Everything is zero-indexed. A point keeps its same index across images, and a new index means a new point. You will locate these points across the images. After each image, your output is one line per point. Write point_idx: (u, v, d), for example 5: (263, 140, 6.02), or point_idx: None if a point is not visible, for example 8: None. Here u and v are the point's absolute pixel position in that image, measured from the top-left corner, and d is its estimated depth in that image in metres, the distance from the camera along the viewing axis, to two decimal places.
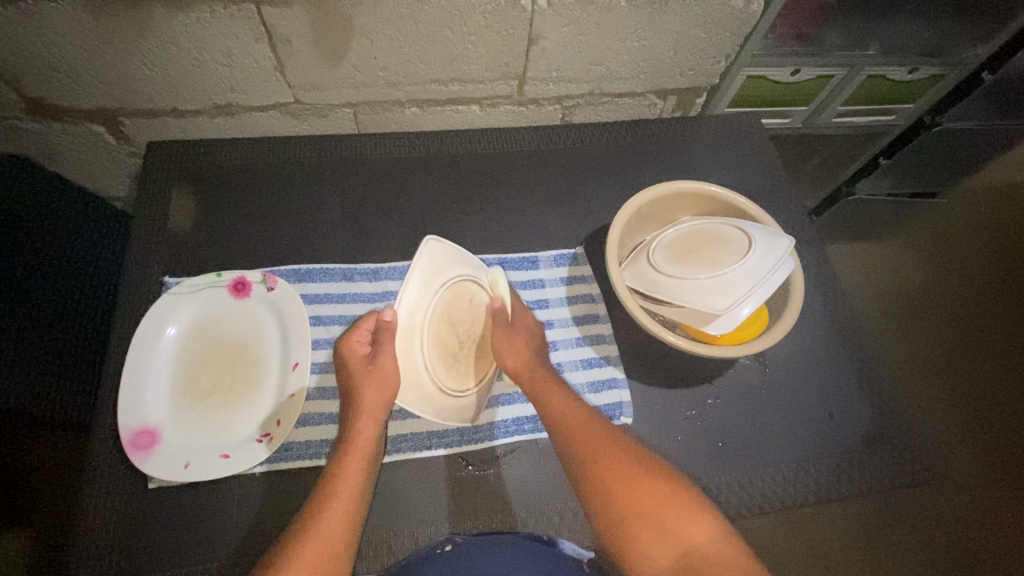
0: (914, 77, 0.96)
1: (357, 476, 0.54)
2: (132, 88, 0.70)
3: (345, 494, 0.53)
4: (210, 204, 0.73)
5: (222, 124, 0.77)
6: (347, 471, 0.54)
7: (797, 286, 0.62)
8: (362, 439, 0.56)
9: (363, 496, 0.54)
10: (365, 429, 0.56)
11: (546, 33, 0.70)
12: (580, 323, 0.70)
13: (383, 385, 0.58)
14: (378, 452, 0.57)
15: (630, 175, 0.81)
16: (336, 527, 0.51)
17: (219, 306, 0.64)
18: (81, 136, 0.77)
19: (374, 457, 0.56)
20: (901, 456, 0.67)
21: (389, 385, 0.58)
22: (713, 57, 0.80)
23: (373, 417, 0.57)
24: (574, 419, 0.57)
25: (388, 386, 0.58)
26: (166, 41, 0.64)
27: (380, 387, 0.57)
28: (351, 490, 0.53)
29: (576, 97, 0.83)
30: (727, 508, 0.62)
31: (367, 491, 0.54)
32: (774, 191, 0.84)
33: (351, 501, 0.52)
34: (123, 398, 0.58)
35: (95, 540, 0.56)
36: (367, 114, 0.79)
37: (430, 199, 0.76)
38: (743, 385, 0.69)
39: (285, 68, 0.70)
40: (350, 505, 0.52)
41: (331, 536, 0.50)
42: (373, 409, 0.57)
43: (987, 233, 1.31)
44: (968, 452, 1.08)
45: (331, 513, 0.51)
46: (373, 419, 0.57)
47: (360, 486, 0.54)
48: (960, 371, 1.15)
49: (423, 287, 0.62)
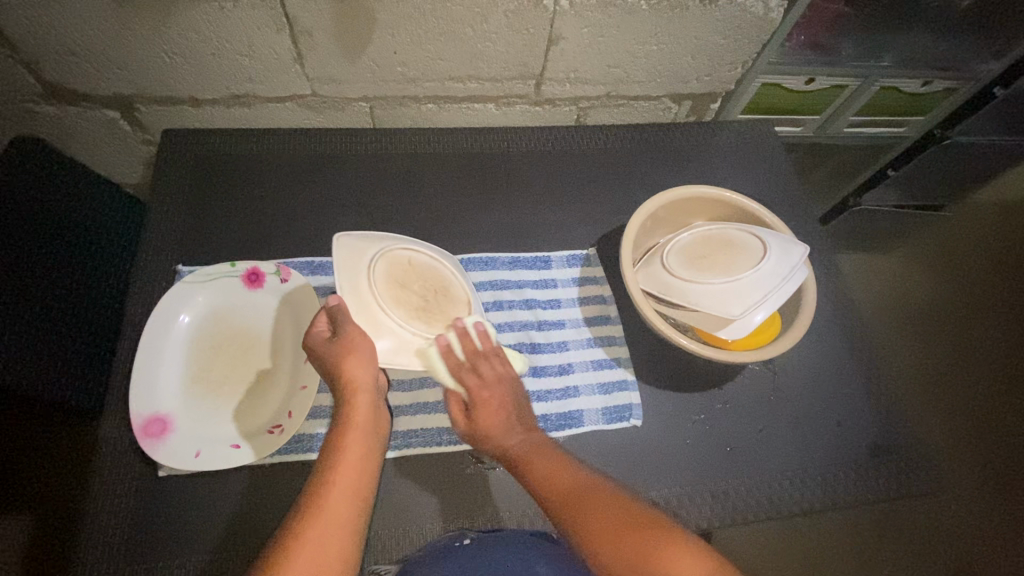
0: (927, 90, 0.97)
1: (359, 449, 0.53)
2: (153, 75, 0.70)
3: (349, 469, 0.52)
4: (224, 193, 0.73)
5: (239, 113, 0.77)
6: (349, 449, 0.53)
7: (811, 294, 0.62)
8: (356, 413, 0.55)
9: (369, 469, 0.53)
10: (355, 403, 0.55)
11: (566, 34, 0.71)
12: (591, 324, 0.70)
13: (360, 357, 0.54)
14: (377, 423, 0.56)
15: (643, 177, 0.81)
16: (346, 504, 0.50)
17: (231, 295, 0.64)
18: (96, 121, 0.77)
19: (372, 429, 0.55)
20: (908, 465, 0.68)
21: (365, 356, 0.54)
22: (730, 63, 0.80)
23: (365, 390, 0.55)
24: (550, 468, 0.54)
25: (365, 359, 0.54)
26: (187, 29, 0.64)
27: (357, 359, 0.54)
28: (354, 465, 0.52)
29: (592, 99, 0.83)
30: (737, 514, 0.63)
31: (372, 463, 0.53)
32: (786, 199, 0.84)
33: (356, 476, 0.52)
34: (137, 385, 0.58)
35: (106, 528, 0.55)
36: (383, 109, 0.80)
37: (445, 194, 0.76)
38: (752, 390, 0.69)
39: (304, 60, 0.70)
40: (356, 479, 0.52)
41: (342, 511, 0.49)
42: (361, 382, 0.55)
43: (990, 247, 1.32)
44: (967, 463, 1.08)
45: (336, 490, 0.50)
46: (362, 391, 0.55)
47: (362, 460, 0.53)
48: (964, 382, 1.16)
49: (352, 273, 0.56)
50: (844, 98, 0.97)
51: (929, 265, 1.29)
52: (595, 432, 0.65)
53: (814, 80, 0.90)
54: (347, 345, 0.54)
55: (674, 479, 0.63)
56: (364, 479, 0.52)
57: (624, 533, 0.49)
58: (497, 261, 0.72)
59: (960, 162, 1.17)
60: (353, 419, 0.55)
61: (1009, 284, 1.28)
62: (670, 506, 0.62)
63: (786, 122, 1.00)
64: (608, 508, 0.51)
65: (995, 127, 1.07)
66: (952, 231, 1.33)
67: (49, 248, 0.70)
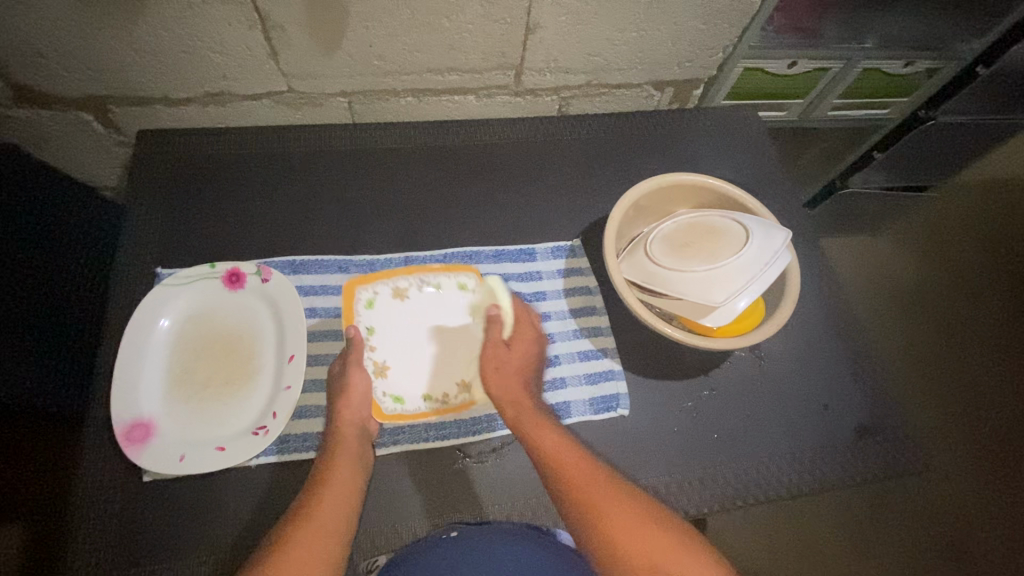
0: (910, 70, 0.99)
1: (347, 472, 0.54)
2: (123, 76, 0.69)
3: (336, 488, 0.53)
4: (201, 194, 0.72)
5: (215, 111, 0.76)
6: (336, 471, 0.54)
7: (796, 279, 0.62)
8: (345, 439, 0.56)
9: (354, 491, 0.54)
10: (346, 430, 0.57)
11: (544, 23, 0.70)
12: (576, 315, 0.70)
13: (360, 390, 0.59)
14: (365, 451, 0.57)
15: (627, 166, 0.81)
16: (332, 520, 0.51)
17: (212, 298, 0.64)
18: (69, 124, 0.76)
19: (360, 455, 0.56)
20: (897, 445, 0.68)
21: (362, 389, 0.59)
22: (711, 48, 0.79)
23: (353, 419, 0.57)
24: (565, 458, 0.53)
25: (360, 391, 0.59)
26: (157, 26, 0.63)
27: (355, 391, 0.59)
28: (340, 486, 0.53)
29: (574, 88, 0.82)
30: (724, 501, 0.63)
31: (358, 487, 0.54)
32: (771, 184, 0.84)
33: (342, 495, 0.53)
34: (118, 389, 0.57)
35: (91, 534, 0.55)
36: (363, 104, 0.79)
37: (427, 188, 0.76)
38: (739, 377, 0.69)
39: (279, 56, 0.69)
40: (342, 499, 0.52)
41: (327, 525, 0.50)
42: (355, 410, 0.58)
43: (978, 226, 1.32)
44: (959, 442, 1.09)
45: (323, 507, 0.51)
46: (353, 419, 0.57)
47: (349, 480, 0.54)
48: (955, 362, 1.17)
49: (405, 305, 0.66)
50: (827, 81, 0.97)
51: (917, 246, 1.30)
52: (582, 423, 0.65)
53: (797, 63, 0.89)
54: (344, 381, 0.59)
55: (662, 467, 0.63)
56: (349, 500, 0.53)
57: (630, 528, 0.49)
58: (482, 254, 0.72)
59: (946, 142, 1.17)
60: (341, 443, 0.56)
61: (997, 262, 1.28)
62: (660, 494, 0.62)
63: (770, 106, 1.00)
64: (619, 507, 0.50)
65: (979, 106, 1.07)
66: (940, 212, 1.33)
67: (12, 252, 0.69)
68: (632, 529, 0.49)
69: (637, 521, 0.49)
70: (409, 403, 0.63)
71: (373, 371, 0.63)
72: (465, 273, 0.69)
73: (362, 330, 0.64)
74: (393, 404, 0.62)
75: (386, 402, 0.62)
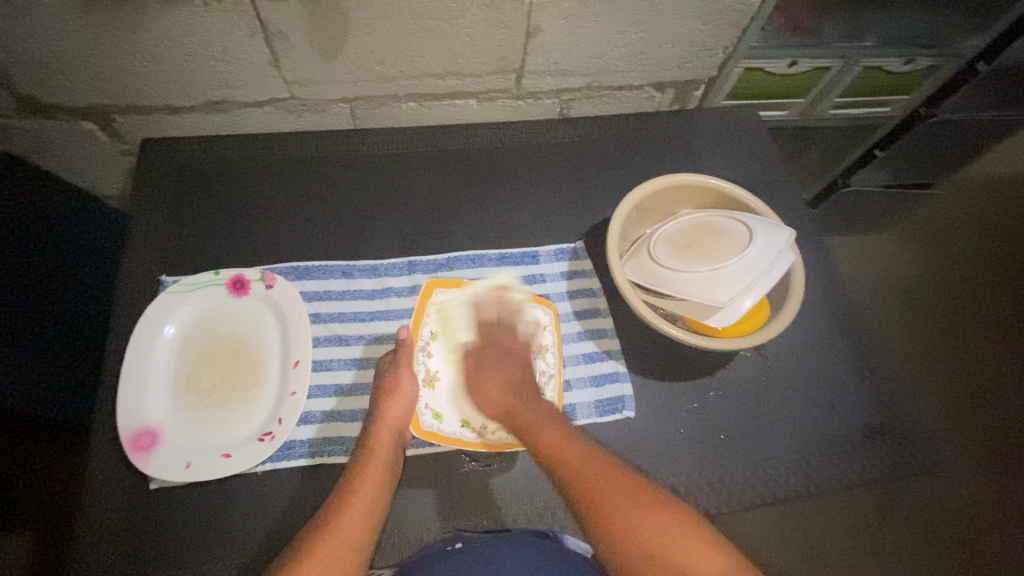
0: (909, 68, 0.98)
1: (376, 481, 0.54)
2: (126, 84, 0.69)
3: (365, 496, 0.52)
4: (204, 202, 0.72)
5: (218, 119, 0.76)
6: (367, 479, 0.53)
7: (798, 279, 0.62)
8: (379, 446, 0.56)
9: (381, 497, 0.53)
10: (381, 437, 0.56)
11: (544, 26, 0.70)
12: (581, 318, 0.70)
13: (404, 396, 0.59)
14: (397, 458, 0.57)
15: (628, 167, 0.81)
16: (358, 529, 0.50)
17: (217, 304, 0.64)
18: (73, 133, 0.76)
19: (392, 464, 0.56)
20: (904, 444, 0.68)
21: (407, 395, 0.59)
22: (712, 49, 0.80)
23: (390, 425, 0.57)
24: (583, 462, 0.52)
25: (406, 395, 0.59)
26: (160, 36, 0.64)
27: (400, 397, 0.58)
28: (369, 493, 0.53)
29: (574, 90, 0.82)
30: (732, 502, 0.62)
31: (386, 494, 0.54)
32: (773, 184, 0.84)
33: (371, 503, 0.52)
34: (125, 397, 0.57)
35: (99, 543, 0.55)
36: (364, 109, 0.79)
37: (429, 192, 0.76)
38: (744, 377, 0.69)
39: (280, 63, 0.69)
40: (370, 508, 0.52)
41: (351, 531, 0.50)
42: (391, 418, 0.57)
43: (981, 224, 1.32)
44: (964, 441, 1.09)
45: (349, 515, 0.51)
46: (390, 426, 0.57)
47: (378, 489, 0.53)
48: (959, 360, 1.16)
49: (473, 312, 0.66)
50: (829, 79, 0.97)
51: (919, 244, 1.29)
52: (588, 426, 0.64)
53: (797, 62, 0.89)
54: (394, 383, 0.59)
55: (668, 468, 0.63)
56: (375, 510, 0.52)
57: (635, 513, 0.48)
58: (485, 258, 0.72)
59: (948, 139, 1.16)
60: (375, 450, 0.55)
61: (1000, 259, 1.28)
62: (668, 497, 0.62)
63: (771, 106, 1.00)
64: (623, 499, 0.49)
65: (979, 103, 1.07)
66: (941, 209, 1.33)
67: (12, 260, 0.68)
68: (621, 509, 0.49)
69: (640, 505, 0.49)
70: (446, 422, 0.62)
71: (423, 379, 0.63)
72: (542, 307, 0.67)
73: (426, 333, 0.65)
74: (431, 420, 0.61)
75: (426, 416, 0.61)
